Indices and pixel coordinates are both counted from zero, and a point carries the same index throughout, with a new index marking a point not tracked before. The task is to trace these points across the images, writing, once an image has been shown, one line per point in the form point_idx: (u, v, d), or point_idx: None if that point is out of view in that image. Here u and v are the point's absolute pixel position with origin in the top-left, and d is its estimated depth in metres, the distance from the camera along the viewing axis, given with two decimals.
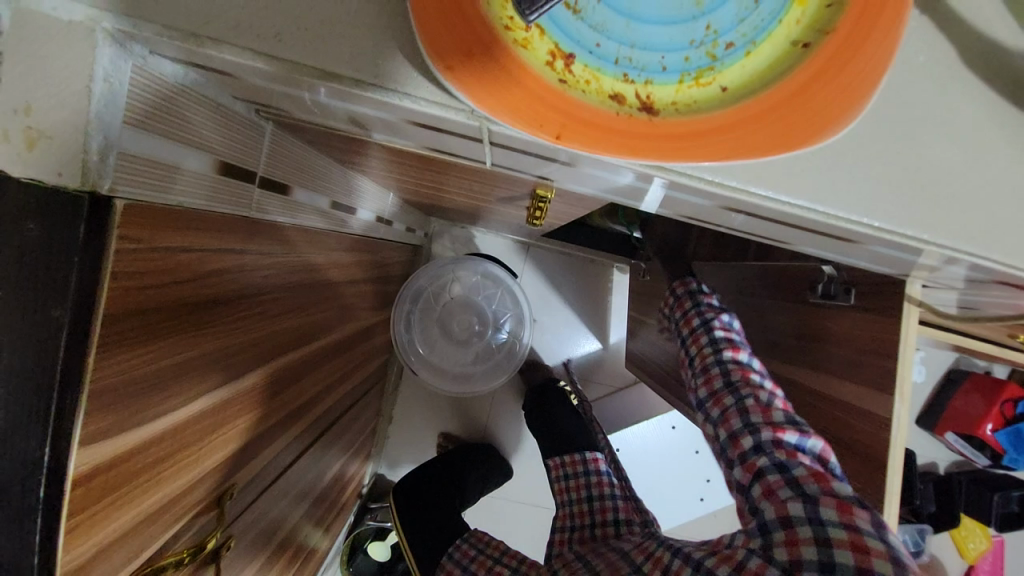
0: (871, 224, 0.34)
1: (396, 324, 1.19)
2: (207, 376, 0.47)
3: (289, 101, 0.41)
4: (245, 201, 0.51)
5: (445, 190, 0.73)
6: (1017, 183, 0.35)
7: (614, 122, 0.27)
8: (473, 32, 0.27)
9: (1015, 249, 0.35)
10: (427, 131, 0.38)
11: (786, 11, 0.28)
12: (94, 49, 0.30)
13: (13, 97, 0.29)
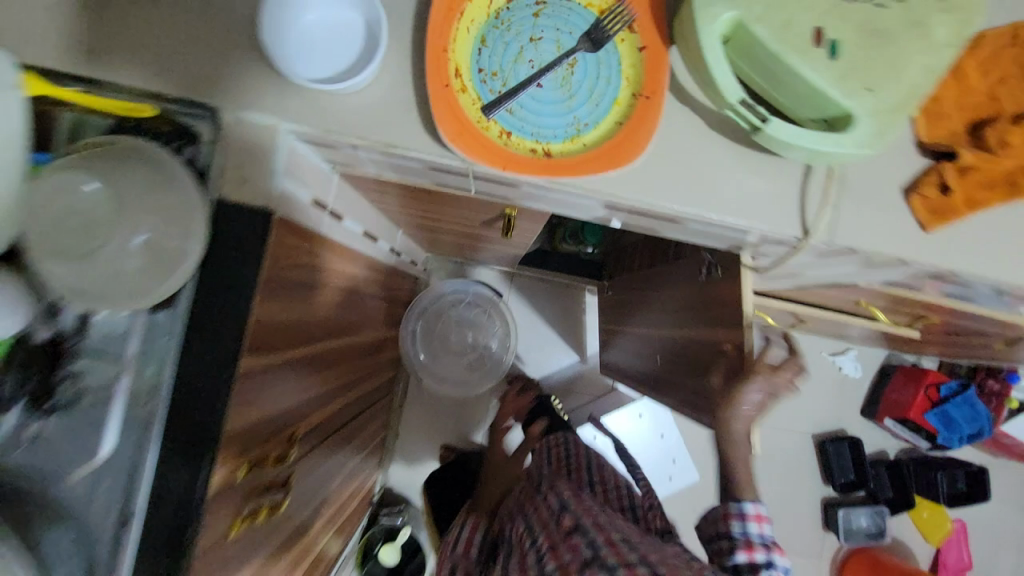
0: (693, 210, 0.58)
1: (403, 339, 1.47)
2: (294, 337, 0.73)
3: (349, 159, 0.66)
4: (319, 227, 0.75)
5: (445, 221, 0.98)
6: (779, 182, 0.60)
7: (531, 162, 0.55)
8: (458, 121, 0.54)
9: (780, 222, 0.60)
10: (431, 174, 0.64)
11: (612, 105, 0.57)
12: (278, 135, 0.58)
13: (236, 162, 0.58)
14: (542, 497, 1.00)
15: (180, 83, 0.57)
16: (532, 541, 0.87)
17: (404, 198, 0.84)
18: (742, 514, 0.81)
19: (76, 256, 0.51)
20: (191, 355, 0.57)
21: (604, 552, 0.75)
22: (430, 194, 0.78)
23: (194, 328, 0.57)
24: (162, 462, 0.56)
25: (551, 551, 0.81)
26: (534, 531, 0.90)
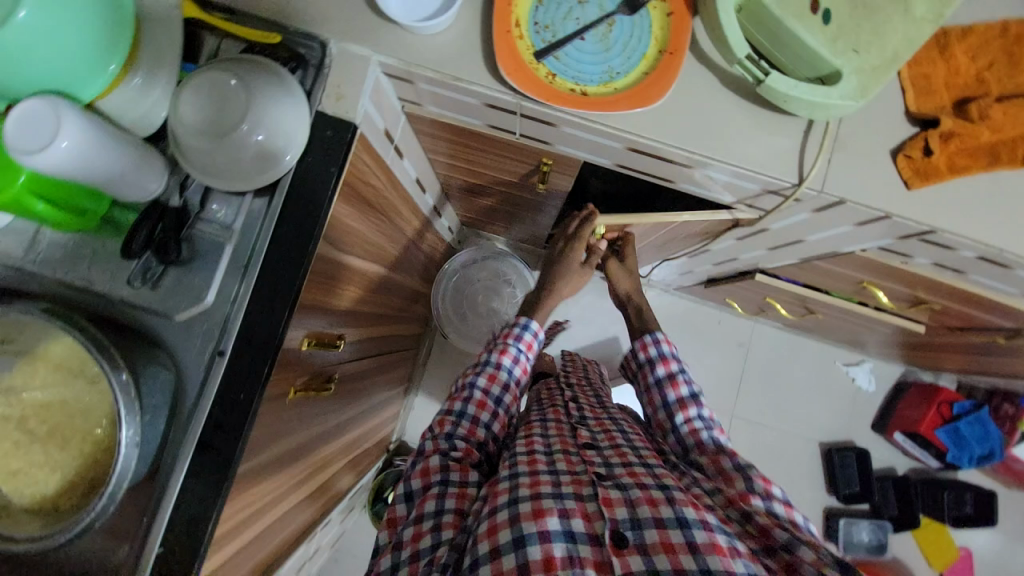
0: (703, 153, 0.69)
1: (436, 297, 1.63)
2: (350, 248, 0.87)
3: (418, 96, 0.80)
4: (386, 156, 0.89)
5: (489, 176, 1.11)
6: (781, 135, 0.70)
7: (570, 98, 0.68)
8: (515, 60, 0.68)
9: (781, 169, 0.70)
10: (484, 110, 0.77)
11: (641, 59, 0.69)
12: (370, 65, 0.72)
13: (334, 85, 0.72)
14: (561, 404, 1.04)
15: (299, 21, 0.72)
16: (544, 432, 0.89)
17: (455, 144, 0.97)
18: (654, 342, 1.01)
19: (202, 132, 0.65)
20: (280, 231, 0.71)
21: (619, 471, 0.77)
22: (479, 138, 0.91)
23: (285, 209, 0.71)
24: (247, 313, 0.70)
25: (564, 454, 0.81)
26: (548, 426, 0.92)
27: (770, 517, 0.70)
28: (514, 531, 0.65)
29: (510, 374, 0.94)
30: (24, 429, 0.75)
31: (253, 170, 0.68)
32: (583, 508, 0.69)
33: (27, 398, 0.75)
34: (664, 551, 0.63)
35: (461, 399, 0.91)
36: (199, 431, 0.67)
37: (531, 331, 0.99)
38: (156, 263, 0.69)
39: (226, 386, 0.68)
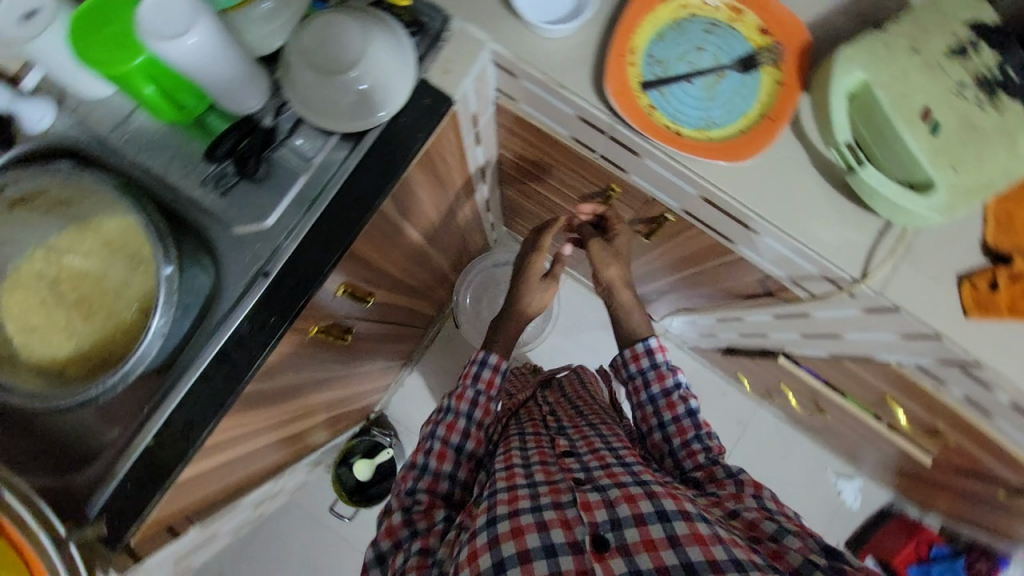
0: (775, 222, 0.70)
1: (460, 287, 1.65)
2: (407, 215, 0.89)
3: (516, 92, 0.82)
4: (466, 139, 0.91)
5: (552, 187, 1.12)
6: (854, 230, 0.70)
7: (663, 133, 0.69)
8: (622, 83, 0.69)
9: (845, 261, 0.70)
10: (576, 123, 0.78)
11: (742, 117, 0.70)
12: (483, 51, 0.74)
13: (445, 59, 0.74)
14: (539, 419, 1.03)
15: None
16: (523, 445, 0.90)
17: (532, 148, 0.99)
18: (647, 350, 0.96)
19: (313, 65, 0.68)
20: (354, 180, 0.72)
21: (600, 473, 0.79)
22: (558, 148, 0.92)
23: (366, 160, 0.73)
24: (299, 246, 0.71)
25: (543, 465, 0.83)
26: (527, 438, 0.93)
27: (758, 513, 0.72)
28: (495, 555, 0.67)
29: (472, 406, 0.92)
30: (54, 291, 0.77)
31: (349, 117, 0.70)
32: (562, 516, 0.71)
33: (67, 262, 0.77)
34: (645, 548, 0.66)
35: (427, 444, 0.90)
36: (221, 343, 0.68)
37: (491, 366, 0.94)
38: (231, 174, 0.71)
39: (260, 308, 0.69)
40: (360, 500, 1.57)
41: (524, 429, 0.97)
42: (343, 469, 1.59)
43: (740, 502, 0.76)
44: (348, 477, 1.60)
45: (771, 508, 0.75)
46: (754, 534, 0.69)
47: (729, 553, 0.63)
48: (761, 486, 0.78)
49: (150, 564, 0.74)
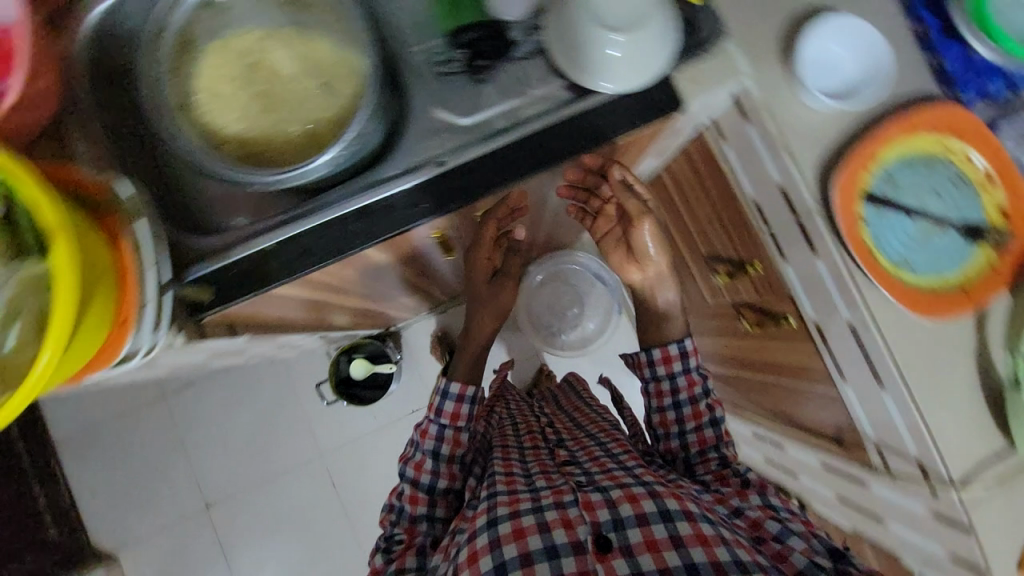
0: (909, 385, 0.69)
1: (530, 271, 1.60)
2: (563, 182, 0.88)
3: (732, 134, 0.80)
4: (654, 148, 0.89)
5: (687, 239, 1.09)
6: (976, 437, 0.69)
7: (862, 248, 0.68)
8: (852, 183, 0.68)
9: (950, 459, 0.69)
10: (774, 195, 0.76)
11: (935, 276, 0.69)
12: (736, 81, 0.71)
13: (696, 67, 0.71)
14: (536, 429, 1.11)
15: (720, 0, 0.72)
16: (521, 457, 0.97)
17: (699, 189, 0.97)
18: (681, 353, 1.00)
19: (586, 5, 0.66)
20: (557, 129, 0.71)
21: (602, 478, 0.84)
22: (729, 204, 0.90)
23: (577, 118, 0.72)
24: (480, 157, 0.71)
25: (544, 473, 0.88)
26: (526, 451, 1.00)
27: (764, 512, 0.81)
28: (496, 558, 0.71)
29: (438, 440, 1.01)
30: (245, 73, 0.78)
31: (587, 72, 0.69)
32: (564, 516, 0.75)
33: (268, 54, 0.78)
34: (648, 550, 0.69)
35: (399, 493, 1.00)
36: (373, 202, 0.71)
37: (455, 396, 1.04)
38: (457, 63, 0.72)
39: (418, 193, 0.71)
40: (346, 394, 1.58)
41: (515, 441, 1.04)
42: (344, 358, 1.58)
43: (748, 501, 0.84)
44: (344, 366, 1.60)
45: (777, 509, 0.81)
46: (758, 532, 0.77)
47: (733, 554, 0.68)
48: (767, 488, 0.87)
49: (203, 344, 0.77)
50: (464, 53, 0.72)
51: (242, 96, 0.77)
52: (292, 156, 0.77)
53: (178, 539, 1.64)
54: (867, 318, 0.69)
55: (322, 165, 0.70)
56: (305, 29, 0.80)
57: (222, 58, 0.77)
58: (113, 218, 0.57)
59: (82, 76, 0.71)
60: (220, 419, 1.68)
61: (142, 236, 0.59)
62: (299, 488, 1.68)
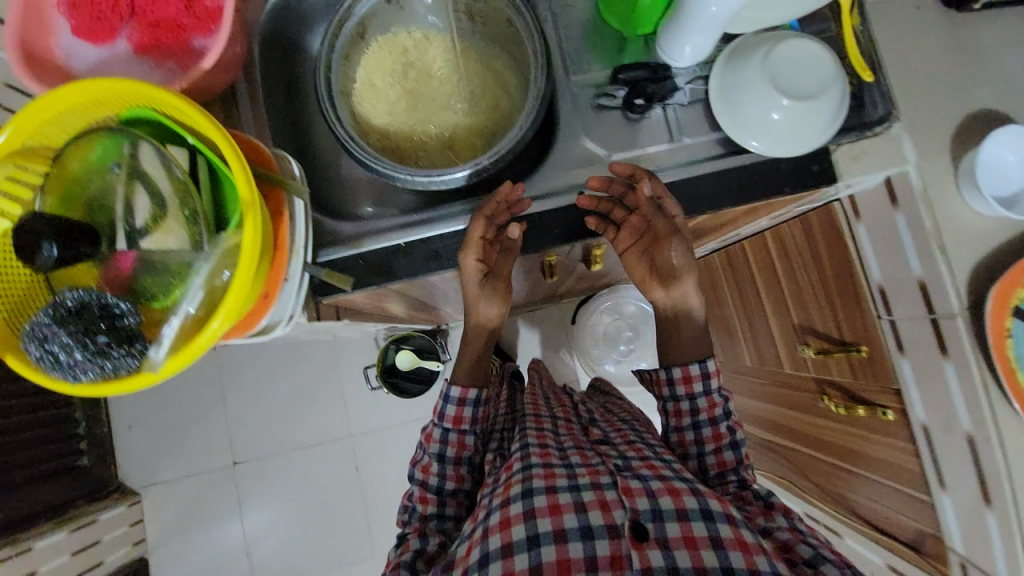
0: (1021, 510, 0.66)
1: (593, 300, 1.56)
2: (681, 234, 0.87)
3: (871, 217, 0.78)
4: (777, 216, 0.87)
5: (766, 311, 1.04)
6: None
7: (1007, 357, 0.65)
8: (1014, 289, 0.65)
9: None
10: (910, 289, 0.74)
11: None
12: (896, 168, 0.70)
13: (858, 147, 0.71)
14: (566, 406, 0.96)
15: (892, 88, 0.72)
16: (552, 428, 0.82)
17: (809, 259, 0.90)
18: (703, 375, 0.78)
19: (768, 65, 0.65)
20: (706, 183, 0.71)
21: (638, 463, 0.71)
22: (840, 284, 0.86)
23: (728, 174, 0.71)
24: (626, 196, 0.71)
25: (577, 450, 0.75)
26: (558, 425, 0.85)
27: (795, 535, 0.64)
28: (530, 527, 0.61)
29: (442, 443, 0.83)
30: (401, 70, 0.80)
31: (744, 128, 0.69)
32: (600, 498, 0.64)
33: (426, 57, 0.81)
34: (685, 546, 0.58)
35: (410, 492, 0.82)
36: (511, 219, 0.71)
37: (454, 399, 0.84)
38: (616, 98, 0.72)
39: (553, 219, 0.72)
40: (390, 383, 1.57)
41: (544, 412, 0.89)
42: (393, 347, 1.57)
43: (773, 519, 0.67)
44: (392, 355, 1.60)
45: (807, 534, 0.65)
46: (788, 557, 0.61)
47: (773, 565, 0.57)
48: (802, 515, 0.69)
49: (318, 327, 0.77)
50: (625, 91, 0.72)
51: (394, 91, 0.79)
52: (427, 158, 0.80)
53: (200, 487, 1.67)
54: (989, 429, 0.68)
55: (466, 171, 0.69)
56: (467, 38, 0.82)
57: (385, 52, 0.79)
58: (275, 188, 0.58)
59: (260, 50, 0.74)
60: (261, 381, 1.71)
61: (297, 213, 0.60)
62: (322, 461, 1.69)
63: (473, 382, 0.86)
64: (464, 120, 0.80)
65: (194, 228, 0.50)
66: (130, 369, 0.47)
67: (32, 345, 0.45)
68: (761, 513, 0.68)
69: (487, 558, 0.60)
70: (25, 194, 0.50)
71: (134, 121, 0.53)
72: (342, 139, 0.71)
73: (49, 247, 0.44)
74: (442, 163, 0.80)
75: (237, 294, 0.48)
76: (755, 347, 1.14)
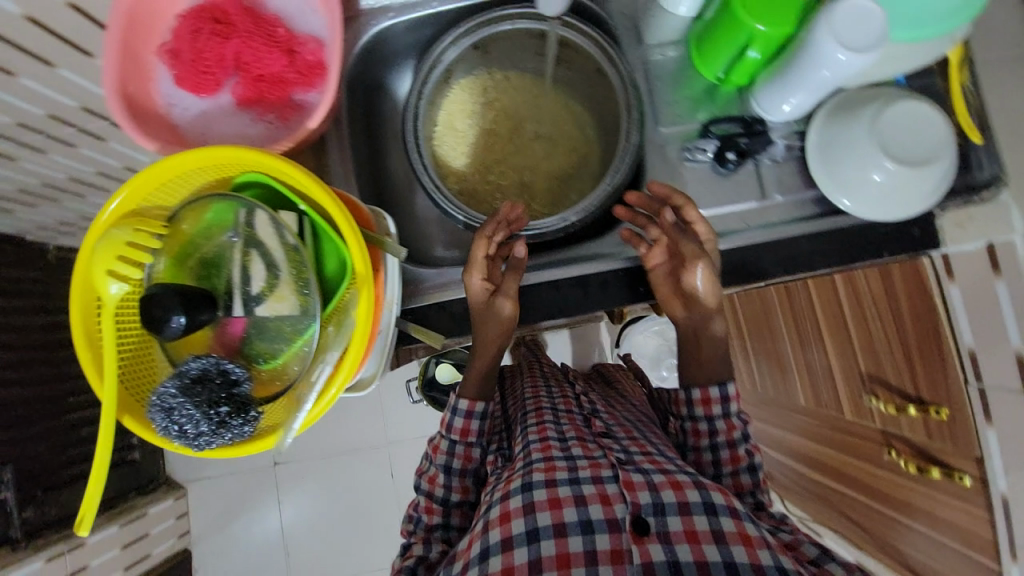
0: None
1: (637, 325, 1.35)
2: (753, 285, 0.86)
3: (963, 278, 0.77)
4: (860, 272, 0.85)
5: (824, 358, 0.99)
6: None
7: None
8: None
9: None
10: (1004, 358, 0.70)
11: None
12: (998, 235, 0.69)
13: None
14: (567, 387, 0.79)
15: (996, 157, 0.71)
16: (551, 417, 0.68)
17: (889, 314, 0.83)
18: (722, 400, 0.65)
19: (877, 126, 0.62)
20: (800, 241, 0.71)
21: (641, 456, 0.59)
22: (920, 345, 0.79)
23: (823, 235, 0.71)
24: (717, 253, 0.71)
25: (579, 439, 0.63)
26: (558, 414, 0.69)
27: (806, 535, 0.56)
28: (528, 523, 0.52)
29: (449, 456, 0.67)
30: (480, 111, 0.80)
31: (838, 184, 0.67)
32: (601, 491, 0.54)
33: (506, 98, 0.81)
34: (687, 541, 0.50)
35: (414, 501, 0.68)
36: (595, 272, 0.71)
37: (464, 412, 0.68)
38: (705, 152, 0.70)
39: (636, 274, 0.71)
40: (429, 399, 1.32)
41: (544, 398, 0.73)
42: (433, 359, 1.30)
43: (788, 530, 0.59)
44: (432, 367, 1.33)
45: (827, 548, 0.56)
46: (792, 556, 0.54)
47: (778, 561, 0.48)
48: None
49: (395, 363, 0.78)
50: (715, 144, 0.70)
51: (472, 134, 0.80)
52: (501, 201, 0.79)
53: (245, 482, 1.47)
54: None
55: (556, 222, 0.70)
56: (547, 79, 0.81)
57: (466, 96, 0.80)
58: (372, 246, 0.58)
59: (346, 93, 0.75)
60: None
61: (389, 267, 0.60)
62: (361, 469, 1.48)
63: (483, 395, 0.69)
64: (540, 164, 0.79)
65: (303, 294, 0.51)
66: (246, 435, 0.49)
67: (157, 414, 0.46)
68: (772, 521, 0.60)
69: (486, 553, 0.52)
70: (141, 257, 0.48)
71: (245, 185, 0.55)
72: (427, 185, 0.72)
73: (177, 317, 0.45)
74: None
75: (348, 365, 0.50)
76: (812, 389, 1.06)
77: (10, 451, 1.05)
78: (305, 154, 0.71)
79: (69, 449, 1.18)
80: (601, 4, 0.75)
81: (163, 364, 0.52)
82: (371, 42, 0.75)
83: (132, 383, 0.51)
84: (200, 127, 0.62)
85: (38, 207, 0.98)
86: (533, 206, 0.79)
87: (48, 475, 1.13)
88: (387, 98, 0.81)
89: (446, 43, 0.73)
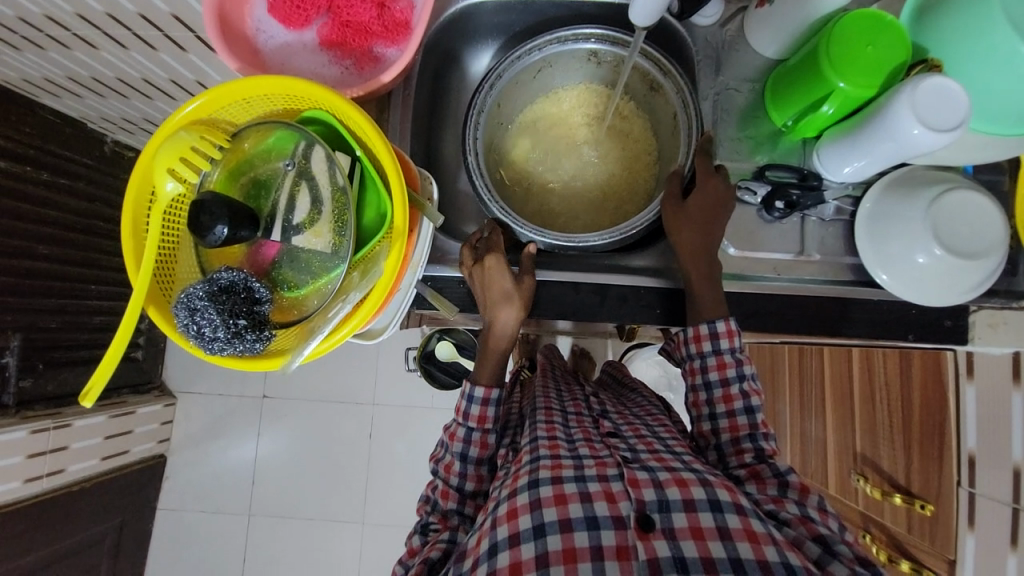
0: None
1: (642, 350, 1.27)
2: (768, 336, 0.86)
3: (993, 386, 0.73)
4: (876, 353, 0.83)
5: (823, 423, 0.96)
6: None
7: None
8: None
9: None
10: (1001, 470, 0.69)
11: None
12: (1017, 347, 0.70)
13: (988, 318, 0.74)
14: (576, 389, 0.79)
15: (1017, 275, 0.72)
16: (561, 418, 0.67)
17: (897, 401, 0.80)
18: (712, 336, 0.63)
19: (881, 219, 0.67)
20: (821, 305, 0.71)
21: (647, 456, 0.59)
22: (930, 432, 0.76)
23: (845, 303, 0.71)
24: (736, 295, 0.71)
25: (586, 440, 0.62)
26: (568, 416, 0.69)
27: (806, 529, 0.53)
28: (534, 518, 0.52)
29: (466, 443, 0.65)
30: (543, 125, 0.83)
31: (879, 256, 0.67)
32: (606, 488, 0.54)
33: (568, 116, 0.82)
34: (693, 538, 0.49)
35: (430, 484, 0.68)
36: (615, 284, 0.72)
37: (482, 400, 0.65)
38: (755, 194, 0.71)
39: (653, 295, 0.72)
40: (423, 370, 1.30)
41: (554, 399, 0.73)
42: (433, 334, 1.26)
43: (785, 509, 0.55)
44: (434, 341, 1.30)
45: (824, 530, 0.53)
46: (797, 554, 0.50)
47: (783, 556, 0.48)
48: (809, 492, 0.57)
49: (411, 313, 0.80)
50: (767, 189, 0.71)
51: (527, 141, 0.83)
52: (540, 205, 0.80)
53: (226, 403, 1.51)
54: None
55: (597, 240, 0.70)
56: (601, 106, 0.82)
57: (525, 107, 0.83)
58: (413, 207, 0.59)
59: (422, 53, 0.77)
60: None
61: (423, 232, 0.62)
62: (337, 419, 1.50)
63: (499, 381, 0.67)
64: (589, 180, 0.80)
65: (340, 235, 0.53)
66: (256, 350, 0.51)
67: (181, 311, 0.48)
68: (767, 499, 0.56)
69: (494, 550, 0.51)
70: (197, 162, 0.51)
71: (312, 119, 0.57)
72: (472, 178, 0.72)
73: (221, 227, 0.47)
74: (580, 220, 0.79)
75: (365, 309, 0.53)
76: (801, 455, 1.05)
77: (23, 321, 1.10)
78: (371, 104, 0.74)
79: (79, 332, 1.24)
80: (687, 27, 0.75)
81: (190, 266, 0.55)
82: (457, 13, 0.76)
83: (163, 278, 0.53)
84: (280, 58, 0.65)
85: (105, 99, 1.03)
86: (570, 219, 0.79)
87: (52, 352, 1.18)
88: (458, 70, 0.83)
89: (518, 58, 0.75)
